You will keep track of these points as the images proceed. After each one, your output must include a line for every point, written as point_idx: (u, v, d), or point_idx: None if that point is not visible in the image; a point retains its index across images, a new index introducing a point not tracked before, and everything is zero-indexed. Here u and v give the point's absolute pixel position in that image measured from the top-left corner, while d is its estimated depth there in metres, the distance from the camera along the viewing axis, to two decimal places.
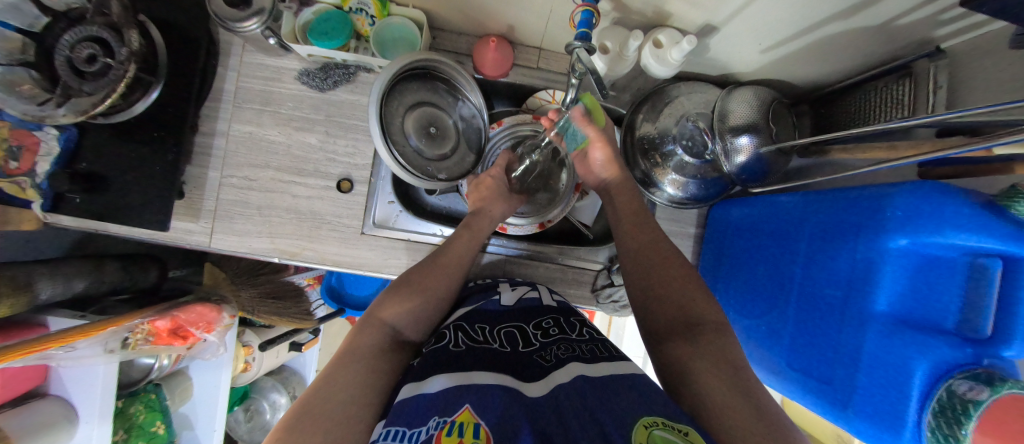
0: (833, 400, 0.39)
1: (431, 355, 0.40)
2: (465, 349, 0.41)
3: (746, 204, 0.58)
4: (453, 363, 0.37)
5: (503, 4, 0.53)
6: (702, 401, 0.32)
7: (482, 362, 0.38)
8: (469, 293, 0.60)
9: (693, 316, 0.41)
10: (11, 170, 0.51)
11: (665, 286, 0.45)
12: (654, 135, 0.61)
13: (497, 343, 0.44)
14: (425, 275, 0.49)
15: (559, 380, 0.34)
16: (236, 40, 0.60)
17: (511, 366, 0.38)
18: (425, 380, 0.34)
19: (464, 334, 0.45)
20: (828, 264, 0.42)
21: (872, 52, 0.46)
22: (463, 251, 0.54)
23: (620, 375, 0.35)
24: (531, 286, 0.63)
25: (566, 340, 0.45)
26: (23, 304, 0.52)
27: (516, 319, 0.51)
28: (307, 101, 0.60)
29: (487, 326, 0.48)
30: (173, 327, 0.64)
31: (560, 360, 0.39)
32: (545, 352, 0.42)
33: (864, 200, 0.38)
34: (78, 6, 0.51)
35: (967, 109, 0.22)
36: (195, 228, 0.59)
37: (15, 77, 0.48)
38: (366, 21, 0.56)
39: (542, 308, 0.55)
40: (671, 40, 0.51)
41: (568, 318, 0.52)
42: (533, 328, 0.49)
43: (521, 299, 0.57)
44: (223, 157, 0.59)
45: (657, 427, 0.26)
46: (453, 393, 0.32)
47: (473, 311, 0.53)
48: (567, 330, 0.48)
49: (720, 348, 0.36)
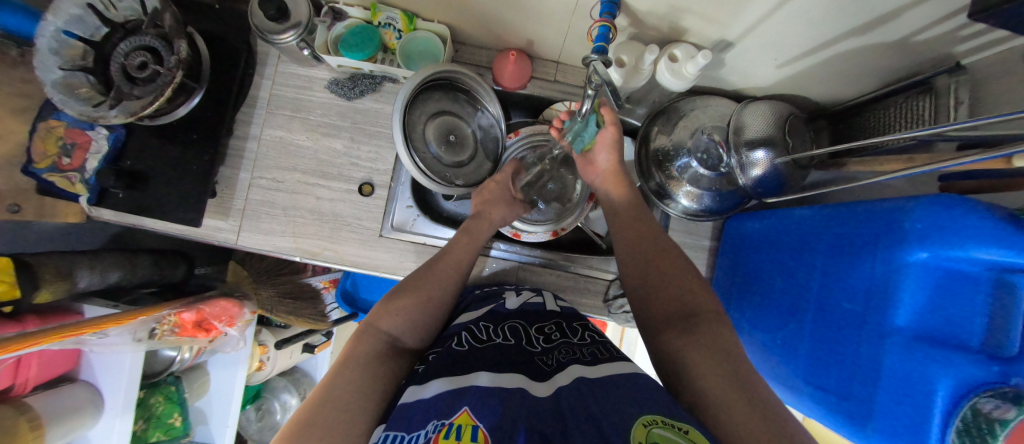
0: (853, 416, 0.38)
1: (437, 359, 0.41)
2: (468, 349, 0.43)
3: (762, 217, 0.58)
4: (456, 365, 0.38)
5: (524, 19, 0.55)
6: (705, 397, 0.32)
7: (485, 363, 0.39)
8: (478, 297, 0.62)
9: (690, 306, 0.41)
10: (64, 165, 0.56)
11: (665, 276, 0.45)
12: (668, 148, 0.62)
13: (500, 338, 0.46)
14: (439, 276, 0.51)
15: (560, 382, 0.35)
16: (272, 51, 0.64)
17: (517, 366, 0.39)
18: (424, 386, 0.35)
19: (469, 334, 0.47)
20: (846, 277, 0.42)
21: (892, 67, 0.47)
22: (466, 251, 0.55)
23: (623, 374, 0.35)
24: (536, 292, 0.63)
25: (568, 345, 0.45)
26: (62, 291, 0.55)
27: (519, 320, 0.52)
28: (335, 108, 0.63)
29: (490, 325, 0.50)
30: (197, 320, 0.67)
31: (561, 363, 0.39)
32: (546, 356, 0.42)
33: (884, 213, 0.38)
34: (134, 18, 0.56)
35: (985, 118, 0.23)
36: (224, 226, 0.62)
37: (74, 81, 0.52)
38: (393, 35, 0.59)
39: (545, 313, 0.55)
40: (686, 54, 0.52)
41: (570, 323, 0.52)
42: (534, 331, 0.49)
43: (524, 305, 0.58)
44: (254, 160, 0.62)
45: (657, 426, 0.26)
46: (451, 396, 0.32)
47: (487, 314, 0.54)
48: (569, 335, 0.48)
49: (719, 339, 0.36)
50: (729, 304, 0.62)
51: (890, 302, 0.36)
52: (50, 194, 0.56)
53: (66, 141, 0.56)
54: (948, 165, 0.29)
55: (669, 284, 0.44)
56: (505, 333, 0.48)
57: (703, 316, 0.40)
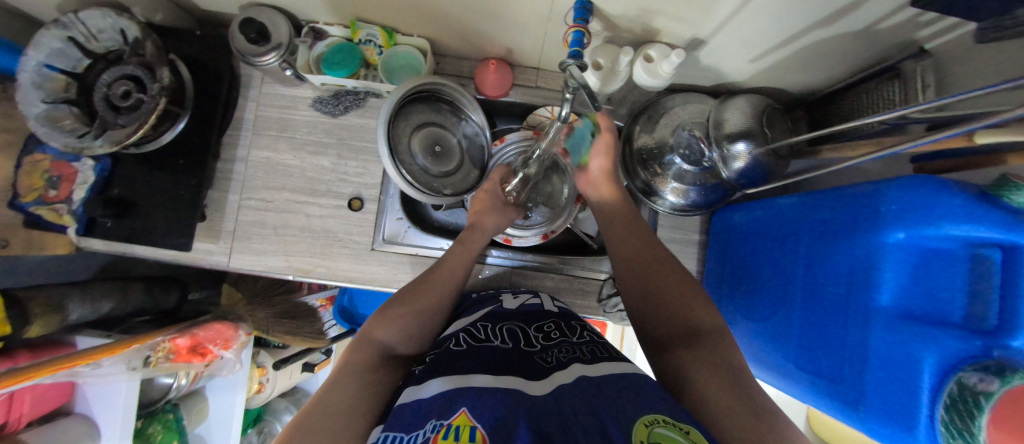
0: (845, 399, 0.39)
1: (433, 360, 0.41)
2: (467, 349, 0.43)
3: (747, 209, 0.59)
4: (455, 364, 0.39)
5: (502, 28, 0.56)
6: (709, 409, 0.32)
7: (485, 362, 0.40)
8: (475, 300, 0.62)
9: (693, 320, 0.42)
10: (50, 198, 0.56)
11: (664, 288, 0.46)
12: (652, 146, 0.63)
13: (499, 340, 0.46)
14: (426, 290, 0.51)
15: (561, 380, 0.35)
16: (255, 73, 0.64)
17: (514, 365, 0.40)
18: (423, 386, 0.35)
19: (467, 335, 0.47)
20: (830, 261, 0.43)
21: (859, 55, 0.48)
22: (459, 260, 0.56)
23: (621, 375, 0.35)
24: (533, 293, 0.63)
25: (567, 343, 0.45)
26: (53, 324, 0.55)
27: (517, 321, 0.53)
28: (321, 126, 0.64)
29: (489, 324, 0.51)
30: (192, 345, 0.67)
31: (561, 362, 0.40)
32: (546, 353, 0.43)
33: (862, 197, 0.39)
34: (116, 48, 0.56)
35: (947, 97, 0.24)
36: (215, 249, 0.62)
37: (59, 114, 0.53)
38: (374, 51, 0.60)
39: (543, 312, 0.56)
40: (661, 54, 0.53)
41: (569, 322, 0.53)
42: (534, 330, 0.50)
43: (522, 305, 0.58)
44: (242, 181, 0.62)
45: (658, 426, 0.26)
46: (448, 398, 0.32)
47: (484, 315, 0.54)
48: (569, 334, 0.49)
49: (721, 354, 0.37)
50: (720, 297, 0.63)
51: (873, 283, 0.37)
52: (38, 227, 0.56)
53: (52, 174, 0.56)
54: (918, 143, 0.29)
55: (668, 297, 0.45)
56: (503, 333, 0.48)
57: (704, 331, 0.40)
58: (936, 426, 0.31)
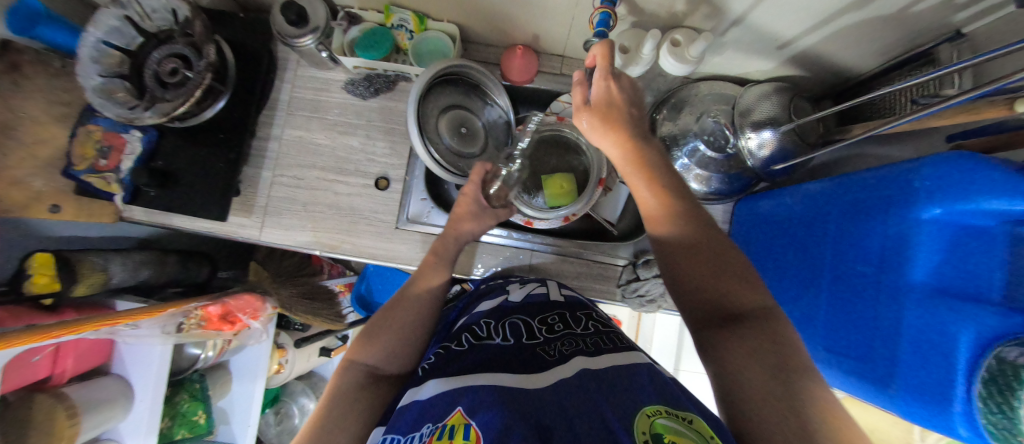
0: (875, 380, 0.38)
1: (437, 360, 0.43)
2: (468, 348, 0.44)
3: (773, 198, 0.58)
4: (447, 367, 0.40)
5: (530, 13, 0.58)
6: (742, 386, 0.30)
7: (484, 361, 0.40)
8: (484, 292, 0.63)
9: (734, 301, 0.36)
10: (100, 167, 0.59)
11: (699, 261, 0.40)
12: (676, 133, 0.62)
13: (500, 337, 0.46)
14: (428, 272, 0.56)
15: (562, 375, 0.35)
16: (291, 56, 0.67)
17: (512, 361, 0.40)
18: (422, 388, 0.37)
19: (470, 334, 0.49)
20: (861, 242, 0.43)
21: (892, 41, 0.47)
22: (435, 273, 0.56)
23: (622, 366, 0.36)
24: (540, 282, 0.64)
25: (570, 336, 0.45)
26: (98, 286, 0.58)
27: (524, 313, 0.53)
28: (351, 108, 0.66)
29: (492, 320, 0.51)
30: (223, 313, 0.70)
31: (563, 355, 0.39)
32: (548, 347, 0.43)
33: (892, 177, 0.39)
34: (167, 28, 0.60)
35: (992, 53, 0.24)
36: (247, 223, 0.64)
37: (112, 87, 0.56)
38: (405, 36, 0.62)
39: (551, 303, 0.56)
40: (687, 39, 0.54)
41: (574, 313, 0.53)
42: (538, 322, 0.50)
43: (528, 295, 0.58)
44: (276, 159, 0.65)
45: (661, 416, 0.27)
46: (441, 398, 0.34)
47: (495, 308, 0.55)
48: (572, 326, 0.49)
49: (767, 339, 0.32)
50: None
51: (905, 260, 0.36)
52: (87, 195, 0.60)
53: (103, 144, 0.59)
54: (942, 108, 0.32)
55: (701, 270, 0.39)
56: (505, 330, 0.48)
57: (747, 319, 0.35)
58: (973, 405, 0.29)
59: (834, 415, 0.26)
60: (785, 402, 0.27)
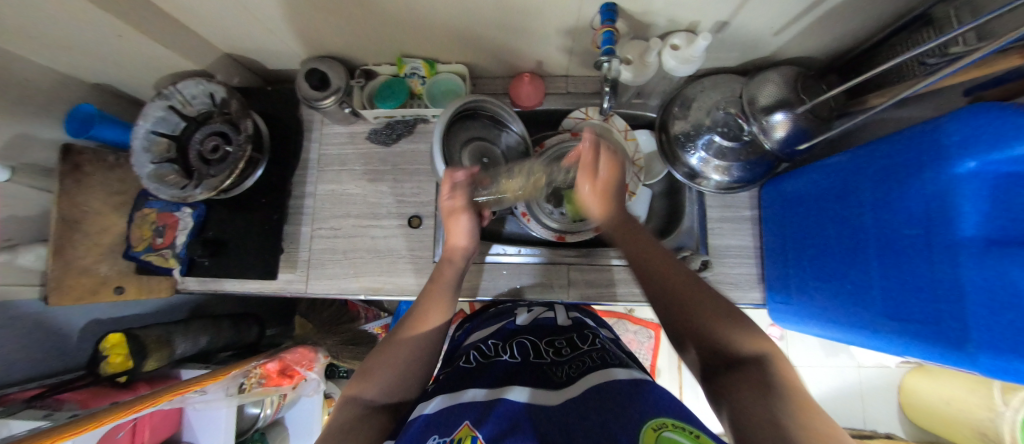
0: (948, 342, 0.36)
1: (446, 378, 0.50)
2: (477, 365, 0.52)
3: (799, 177, 0.60)
4: (457, 383, 0.46)
5: (531, 42, 0.61)
6: (741, 415, 0.29)
7: (496, 379, 0.47)
8: (495, 313, 0.70)
9: (728, 341, 0.37)
10: (157, 245, 0.66)
11: (689, 301, 0.42)
12: (688, 130, 0.64)
13: (507, 356, 0.54)
14: (429, 310, 0.54)
15: (571, 392, 0.41)
16: (316, 117, 0.72)
17: (524, 378, 0.47)
18: (429, 404, 0.43)
19: (478, 353, 0.56)
20: (899, 205, 0.43)
21: (887, 8, 0.49)
22: (433, 315, 0.54)
23: (630, 382, 0.40)
24: (548, 306, 0.69)
25: (577, 357, 0.51)
26: (164, 358, 0.61)
27: (529, 335, 0.60)
28: (377, 155, 0.70)
29: (501, 342, 0.58)
30: (281, 368, 0.72)
31: (570, 376, 0.45)
32: (557, 368, 0.49)
33: (919, 137, 0.40)
34: (205, 110, 0.65)
35: None
36: (293, 278, 0.67)
37: (163, 171, 0.61)
38: (418, 82, 0.66)
39: (556, 327, 0.62)
40: (686, 41, 0.57)
41: (580, 334, 0.59)
42: (544, 344, 0.57)
43: (536, 319, 0.65)
44: (313, 214, 0.69)
45: (666, 429, 0.30)
46: (448, 415, 0.39)
47: (498, 330, 0.62)
48: (578, 346, 0.55)
49: (764, 381, 0.31)
50: (788, 263, 0.62)
51: (951, 214, 0.36)
52: (146, 272, 0.65)
53: (157, 223, 0.66)
54: (962, 66, 0.34)
55: (702, 315, 0.40)
56: (513, 348, 0.55)
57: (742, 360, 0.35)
58: None
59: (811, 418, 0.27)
60: (768, 413, 0.28)
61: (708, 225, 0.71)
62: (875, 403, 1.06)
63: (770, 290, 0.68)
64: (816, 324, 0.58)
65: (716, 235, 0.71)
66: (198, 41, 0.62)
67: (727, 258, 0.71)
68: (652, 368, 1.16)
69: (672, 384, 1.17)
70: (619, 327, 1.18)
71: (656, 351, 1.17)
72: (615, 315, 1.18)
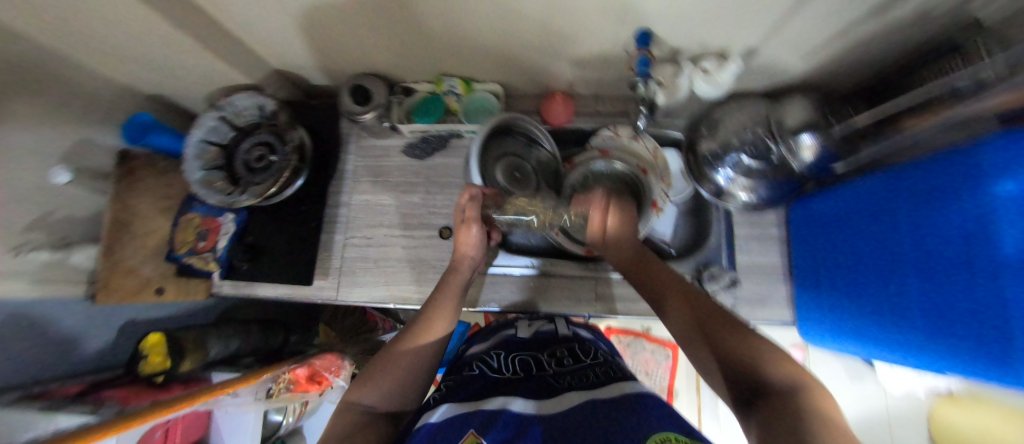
0: (993, 361, 0.36)
1: (449, 386, 0.50)
2: (479, 373, 0.53)
3: (828, 197, 0.61)
4: (458, 393, 0.46)
5: (565, 64, 0.65)
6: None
7: (498, 387, 0.47)
8: (495, 328, 0.73)
9: (760, 371, 0.34)
10: (199, 248, 0.69)
11: (720, 332, 0.39)
12: (716, 149, 0.66)
13: (508, 369, 0.55)
14: (443, 316, 0.55)
15: (568, 403, 0.41)
16: (353, 130, 0.75)
17: (523, 383, 0.49)
18: (433, 413, 0.41)
19: (481, 363, 0.57)
20: (938, 225, 0.43)
21: (914, 35, 0.51)
22: (443, 318, 0.55)
23: (629, 398, 0.40)
24: (548, 319, 0.71)
25: (580, 370, 0.52)
26: (198, 360, 0.67)
27: (530, 349, 0.61)
28: (411, 168, 0.73)
29: (503, 353, 0.60)
30: (309, 374, 0.76)
31: (570, 387, 0.46)
32: (559, 378, 0.50)
33: (957, 159, 0.40)
34: (254, 122, 0.68)
35: None
36: (325, 285, 0.68)
37: (212, 178, 0.65)
38: (454, 99, 0.69)
39: (558, 339, 0.64)
40: (716, 65, 0.59)
41: (582, 346, 0.61)
42: (546, 356, 0.58)
43: (537, 332, 0.67)
44: (347, 223, 0.71)
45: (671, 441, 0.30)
46: (454, 421, 0.38)
47: (497, 343, 0.64)
48: (579, 359, 0.56)
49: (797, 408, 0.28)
50: (819, 283, 0.62)
51: (994, 236, 0.36)
52: (185, 275, 0.68)
53: (201, 228, 0.70)
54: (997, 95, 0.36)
55: (728, 340, 0.38)
56: (513, 362, 0.56)
57: (771, 389, 0.32)
58: None
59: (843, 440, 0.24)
60: (791, 426, 0.27)
61: (736, 243, 0.71)
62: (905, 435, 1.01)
63: (800, 310, 0.67)
64: (852, 345, 0.58)
65: (743, 253, 0.71)
66: (253, 58, 0.67)
67: (756, 277, 0.70)
68: (670, 391, 1.13)
69: (691, 406, 1.12)
70: (635, 346, 1.16)
71: (674, 371, 1.14)
72: (632, 333, 1.17)
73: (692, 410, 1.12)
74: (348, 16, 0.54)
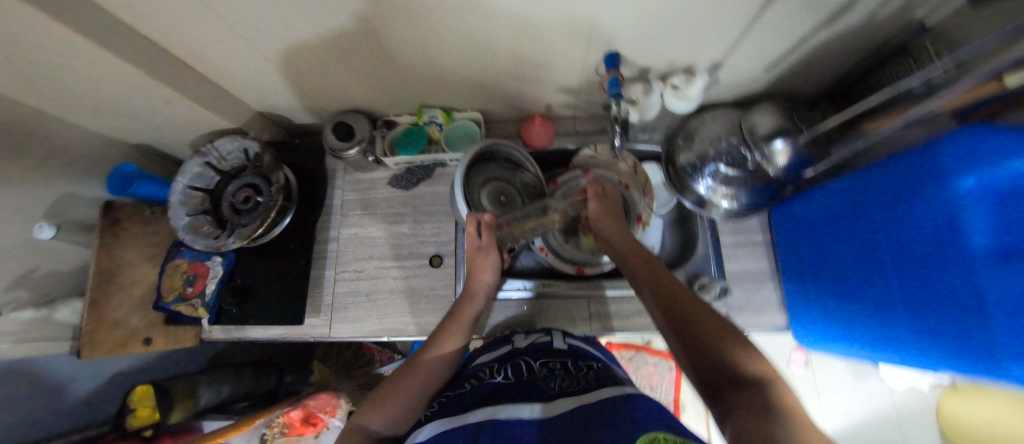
0: (981, 354, 0.36)
1: (441, 403, 0.45)
2: (471, 388, 0.47)
3: (807, 200, 0.63)
4: (450, 406, 0.43)
5: (546, 89, 0.67)
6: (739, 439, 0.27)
7: (490, 397, 0.43)
8: (492, 343, 0.66)
9: (736, 363, 0.34)
10: (187, 294, 0.68)
11: (700, 326, 0.40)
12: (694, 160, 0.68)
13: (501, 376, 0.50)
14: (451, 335, 0.55)
15: (559, 408, 0.38)
16: (339, 165, 0.76)
17: (519, 390, 0.44)
18: (422, 431, 0.39)
19: (474, 379, 0.51)
20: (908, 223, 0.44)
21: (866, 43, 0.53)
22: (450, 340, 0.55)
23: (622, 398, 0.38)
24: (545, 332, 0.65)
25: (571, 374, 0.48)
26: (188, 410, 0.67)
27: (526, 356, 0.56)
28: (397, 199, 0.74)
29: (496, 366, 0.54)
30: (304, 416, 0.76)
31: (562, 390, 0.43)
32: (550, 382, 0.46)
33: (917, 159, 0.42)
34: (238, 164, 0.69)
35: None
36: (317, 322, 0.68)
37: (198, 222, 0.65)
38: (436, 129, 0.71)
39: (554, 349, 0.58)
40: (685, 81, 0.61)
41: (575, 362, 0.53)
42: (540, 362, 0.53)
43: (532, 343, 0.61)
44: (336, 257, 0.71)
45: (668, 443, 0.28)
46: (441, 437, 0.36)
47: (493, 357, 0.59)
48: (574, 367, 0.51)
49: (768, 399, 0.29)
50: (805, 286, 0.63)
51: (959, 232, 0.37)
52: (173, 323, 0.67)
53: (189, 274, 0.69)
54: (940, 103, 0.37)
55: (705, 331, 0.39)
56: (508, 369, 0.52)
57: (745, 378, 0.32)
58: None
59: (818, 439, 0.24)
60: (765, 420, 0.26)
61: (723, 250, 0.72)
62: (915, 431, 1.00)
63: (793, 313, 0.67)
64: (847, 346, 0.58)
65: (731, 260, 0.72)
66: (237, 102, 0.69)
67: (745, 283, 0.71)
68: (676, 403, 1.12)
69: (698, 419, 1.11)
70: (637, 359, 1.15)
71: (678, 384, 1.13)
72: (633, 347, 1.16)
73: (701, 423, 1.10)
74: (326, 57, 0.55)
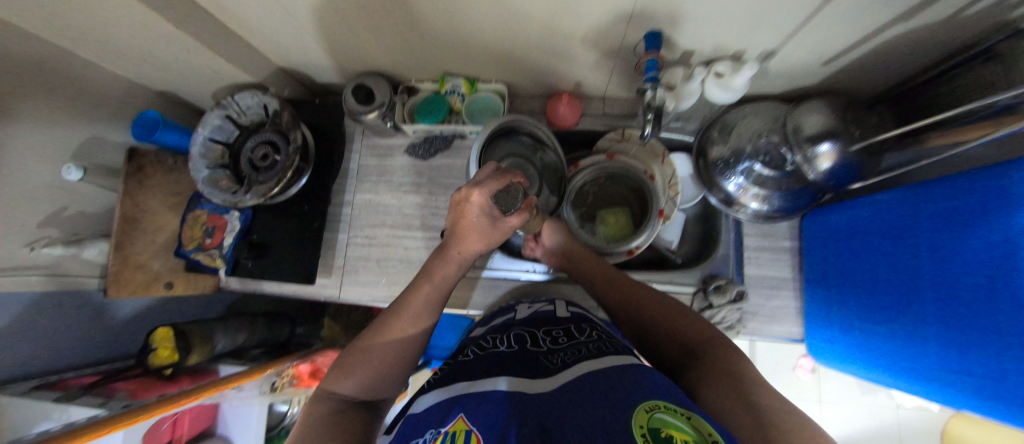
0: (1002, 396, 0.35)
1: (444, 373, 0.44)
2: (474, 357, 0.47)
3: (847, 208, 0.58)
4: (453, 376, 0.41)
5: (576, 65, 0.62)
6: (710, 404, 0.35)
7: (492, 368, 0.41)
8: (494, 312, 0.66)
9: (689, 338, 0.45)
10: (206, 245, 0.70)
11: (651, 313, 0.50)
12: (727, 156, 0.63)
13: (506, 345, 0.49)
14: (414, 317, 0.49)
15: (568, 377, 0.36)
16: (357, 129, 0.75)
17: (522, 362, 0.43)
18: (418, 402, 0.36)
19: (476, 347, 0.51)
20: (959, 253, 0.40)
21: (948, 41, 0.47)
22: (415, 322, 0.49)
23: (622, 369, 0.35)
24: (549, 301, 0.65)
25: (572, 345, 0.46)
26: (205, 353, 0.70)
27: (528, 326, 0.55)
28: (413, 168, 0.72)
29: (500, 335, 0.53)
30: (312, 370, 0.81)
31: (564, 362, 0.41)
32: (551, 355, 0.44)
33: (984, 181, 0.38)
34: (257, 120, 0.69)
35: None
36: (328, 282, 0.69)
37: (218, 176, 0.66)
38: (458, 99, 0.69)
39: (556, 318, 0.58)
40: (731, 68, 0.56)
41: (579, 325, 0.54)
42: (543, 333, 0.52)
43: (535, 312, 0.60)
44: (350, 221, 0.71)
45: (658, 411, 0.26)
46: (437, 410, 0.33)
47: (499, 324, 0.58)
48: (576, 336, 0.50)
49: (726, 369, 0.38)
50: (829, 302, 0.60)
51: (1016, 268, 0.34)
52: (194, 270, 0.70)
53: (208, 225, 0.71)
54: None
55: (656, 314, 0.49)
56: (509, 338, 0.51)
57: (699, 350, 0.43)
58: None
59: (782, 413, 0.31)
60: (742, 400, 0.33)
61: (745, 254, 0.69)
62: None
63: (809, 326, 0.65)
64: (861, 367, 0.56)
65: (753, 264, 0.69)
66: (258, 56, 0.67)
67: (764, 289, 0.68)
68: None
69: None
70: None
71: None
72: None
73: None
74: (347, 15, 0.52)
